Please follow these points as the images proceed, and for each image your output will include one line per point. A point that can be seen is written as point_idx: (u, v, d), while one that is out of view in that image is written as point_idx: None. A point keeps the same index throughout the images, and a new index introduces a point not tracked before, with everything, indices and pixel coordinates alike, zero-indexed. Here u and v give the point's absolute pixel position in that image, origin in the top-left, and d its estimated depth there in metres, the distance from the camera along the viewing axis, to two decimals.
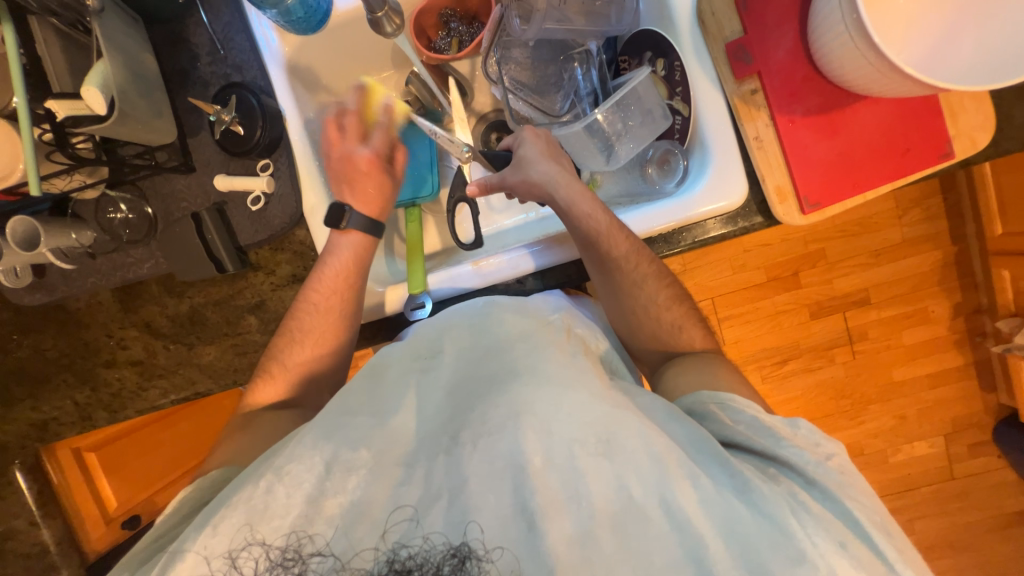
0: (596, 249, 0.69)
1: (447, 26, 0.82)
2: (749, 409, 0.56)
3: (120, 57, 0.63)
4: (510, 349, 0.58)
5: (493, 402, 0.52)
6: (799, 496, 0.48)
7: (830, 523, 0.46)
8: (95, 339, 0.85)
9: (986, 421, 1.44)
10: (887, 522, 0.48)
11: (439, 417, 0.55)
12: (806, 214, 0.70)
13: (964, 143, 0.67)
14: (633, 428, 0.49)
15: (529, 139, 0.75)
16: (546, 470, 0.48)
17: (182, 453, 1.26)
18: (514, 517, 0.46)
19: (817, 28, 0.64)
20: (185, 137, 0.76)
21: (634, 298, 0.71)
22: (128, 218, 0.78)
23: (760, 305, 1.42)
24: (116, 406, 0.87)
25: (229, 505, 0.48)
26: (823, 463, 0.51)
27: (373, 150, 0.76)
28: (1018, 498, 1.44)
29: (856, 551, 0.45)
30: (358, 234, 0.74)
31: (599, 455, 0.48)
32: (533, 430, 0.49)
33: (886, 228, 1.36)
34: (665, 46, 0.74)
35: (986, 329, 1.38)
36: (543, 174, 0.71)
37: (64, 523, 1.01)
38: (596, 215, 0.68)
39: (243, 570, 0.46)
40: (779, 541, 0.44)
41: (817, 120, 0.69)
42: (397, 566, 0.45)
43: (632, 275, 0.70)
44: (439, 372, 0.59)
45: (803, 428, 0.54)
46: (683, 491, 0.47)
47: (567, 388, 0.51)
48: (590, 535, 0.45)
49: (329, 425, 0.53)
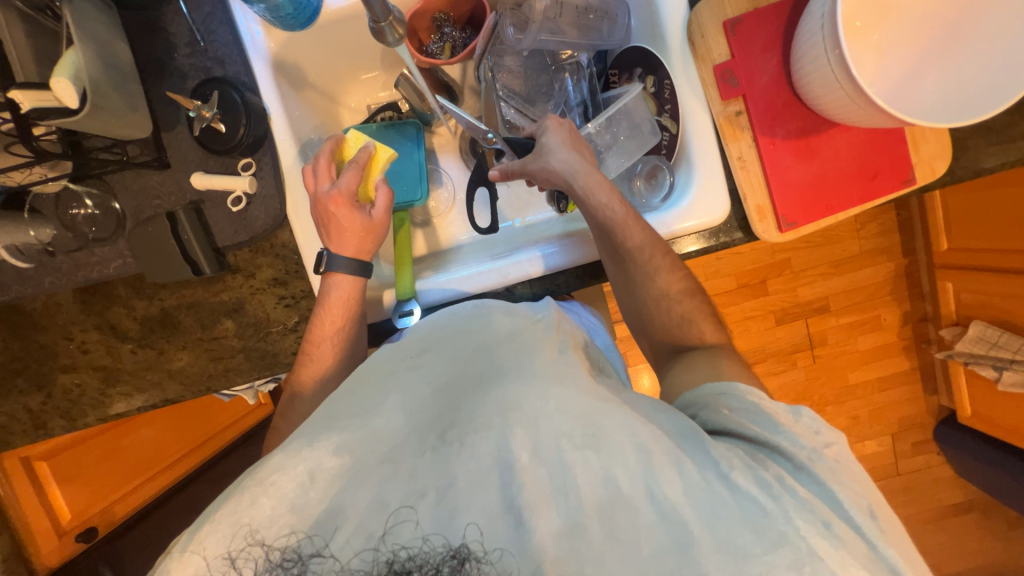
0: (611, 240, 0.70)
1: (440, 31, 0.81)
2: (750, 397, 0.59)
3: (91, 46, 0.60)
4: (498, 349, 0.59)
5: (481, 401, 0.52)
6: (787, 480, 0.49)
7: (816, 505, 0.48)
8: (52, 342, 0.80)
9: (928, 421, 1.56)
10: (876, 508, 0.49)
11: (427, 414, 0.53)
12: (783, 231, 0.73)
13: (923, 170, 0.72)
14: (618, 419, 0.51)
15: (553, 128, 0.73)
16: (534, 466, 0.47)
17: (148, 458, 1.19)
18: (502, 514, 0.45)
19: (800, 57, 0.67)
20: (160, 132, 0.72)
21: (646, 290, 0.73)
22: (93, 215, 0.74)
23: (729, 311, 1.48)
24: (75, 413, 0.81)
25: (214, 518, 0.45)
26: (819, 449, 0.53)
27: (339, 186, 0.69)
28: (955, 491, 1.57)
29: (840, 533, 0.46)
30: (345, 278, 0.71)
31: (585, 448, 0.48)
32: (520, 427, 0.49)
33: (846, 240, 1.45)
34: (655, 64, 0.76)
35: (930, 337, 1.50)
36: (567, 163, 0.70)
37: (10, 538, 0.98)
38: (613, 203, 0.69)
39: (242, 570, 0.43)
40: (761, 522, 0.46)
41: (796, 143, 0.73)
42: (397, 567, 0.42)
43: (646, 268, 0.71)
44: (424, 370, 0.58)
45: (805, 416, 0.55)
46: (668, 479, 0.47)
47: (555, 382, 0.53)
48: (578, 527, 0.46)
49: (313, 432, 0.51)
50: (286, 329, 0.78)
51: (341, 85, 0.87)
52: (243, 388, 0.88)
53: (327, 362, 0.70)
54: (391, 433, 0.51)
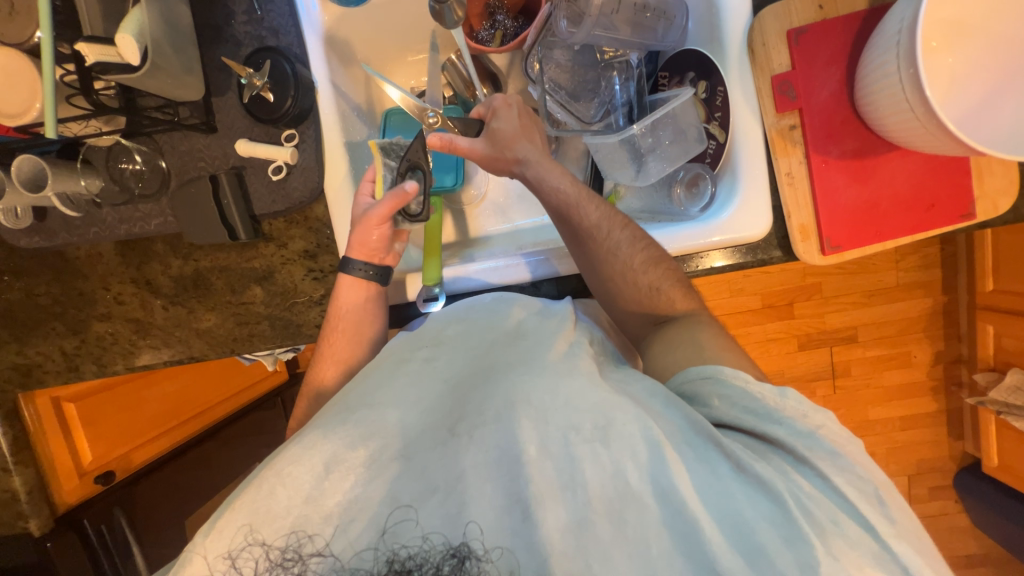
0: (567, 222, 0.69)
1: (492, 18, 0.80)
2: (738, 380, 0.54)
3: (156, 5, 0.61)
4: (509, 346, 0.59)
5: (493, 392, 0.52)
6: (788, 474, 0.48)
7: (820, 502, 0.47)
8: (92, 290, 0.83)
9: (949, 467, 1.49)
10: (882, 493, 0.48)
11: (437, 410, 0.52)
12: (826, 254, 0.71)
13: (985, 206, 0.68)
14: (630, 412, 0.49)
15: (502, 111, 0.73)
16: (541, 459, 0.47)
17: (169, 410, 1.25)
18: (508, 508, 0.45)
19: (866, 74, 0.64)
20: (210, 97, 0.74)
21: (608, 265, 0.68)
22: (141, 171, 0.76)
23: (751, 331, 1.44)
24: (106, 360, 0.85)
25: (234, 506, 0.46)
26: (814, 433, 0.50)
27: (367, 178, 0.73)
28: (969, 542, 1.51)
29: (849, 530, 0.45)
30: (360, 280, 0.71)
31: (594, 442, 0.48)
32: (528, 418, 0.49)
33: (884, 270, 1.38)
34: (710, 68, 0.74)
35: (962, 379, 1.43)
36: (520, 150, 0.71)
37: (37, 473, 0.95)
38: (566, 184, 0.70)
39: (243, 570, 0.44)
40: (777, 522, 0.45)
41: (850, 163, 0.70)
42: (397, 566, 0.43)
43: (604, 244, 0.68)
44: (439, 363, 0.57)
45: (792, 398, 0.52)
46: (679, 473, 0.46)
47: (565, 376, 0.52)
48: (586, 524, 0.45)
49: (327, 425, 0.50)
50: (313, 302, 0.80)
51: (387, 66, 0.87)
52: (265, 354, 0.90)
53: (347, 344, 0.71)
54: (406, 423, 0.50)
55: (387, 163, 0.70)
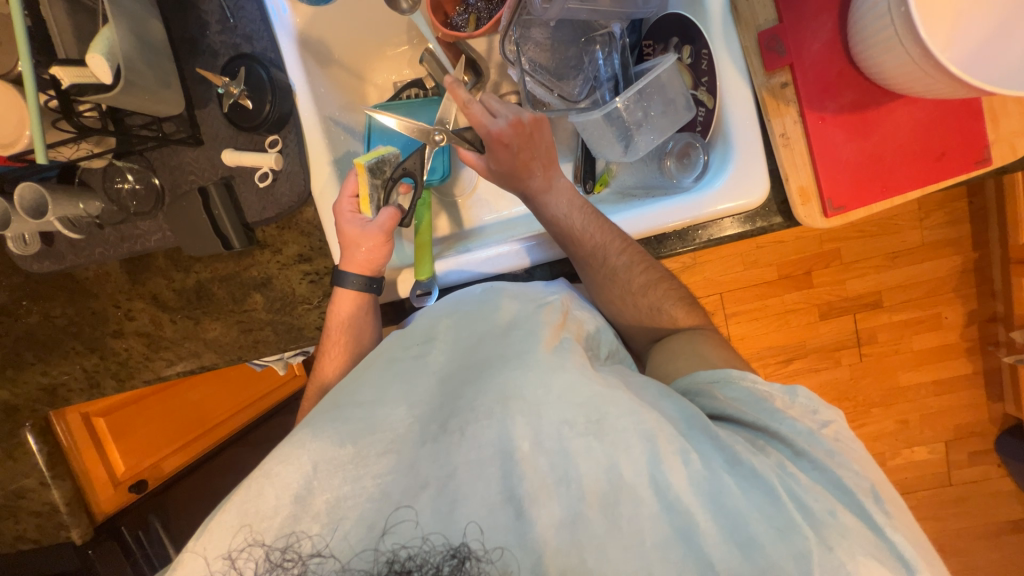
0: (566, 250, 0.70)
1: (466, 2, 0.78)
2: (745, 382, 0.54)
3: (126, 23, 0.62)
4: (505, 338, 0.57)
5: (483, 388, 0.51)
6: (787, 468, 0.47)
7: (817, 493, 0.45)
8: (103, 308, 0.86)
9: (989, 430, 1.42)
10: (878, 489, 0.46)
11: (429, 406, 0.52)
12: (828, 216, 0.67)
13: (1002, 149, 0.64)
14: (623, 405, 0.48)
15: (494, 145, 0.67)
16: (534, 456, 0.46)
17: (191, 420, 1.26)
18: (502, 505, 0.45)
19: (858, 19, 0.60)
20: (194, 109, 0.75)
21: (611, 289, 0.69)
22: (135, 189, 0.78)
23: (767, 304, 1.39)
24: (124, 374, 0.88)
25: (225, 508, 0.46)
26: (816, 432, 0.50)
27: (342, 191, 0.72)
28: (1013, 507, 1.44)
29: (845, 521, 0.44)
30: (352, 284, 0.72)
31: (588, 437, 0.47)
32: (520, 415, 0.48)
33: (906, 230, 1.32)
34: (693, 32, 0.70)
35: (999, 338, 1.36)
36: (517, 181, 0.70)
37: (73, 485, 1.01)
38: (564, 214, 0.69)
39: (243, 570, 0.45)
40: (770, 512, 0.44)
41: (850, 117, 0.66)
42: (397, 567, 0.43)
43: (606, 270, 0.68)
44: (431, 360, 0.57)
45: (802, 396, 0.52)
46: (674, 468, 0.45)
47: (556, 370, 0.50)
48: (579, 518, 0.45)
49: (319, 424, 0.50)
50: (310, 305, 0.81)
51: (368, 63, 0.86)
52: (272, 360, 0.91)
53: (342, 347, 0.72)
54: (396, 419, 0.51)
55: (373, 183, 0.70)
